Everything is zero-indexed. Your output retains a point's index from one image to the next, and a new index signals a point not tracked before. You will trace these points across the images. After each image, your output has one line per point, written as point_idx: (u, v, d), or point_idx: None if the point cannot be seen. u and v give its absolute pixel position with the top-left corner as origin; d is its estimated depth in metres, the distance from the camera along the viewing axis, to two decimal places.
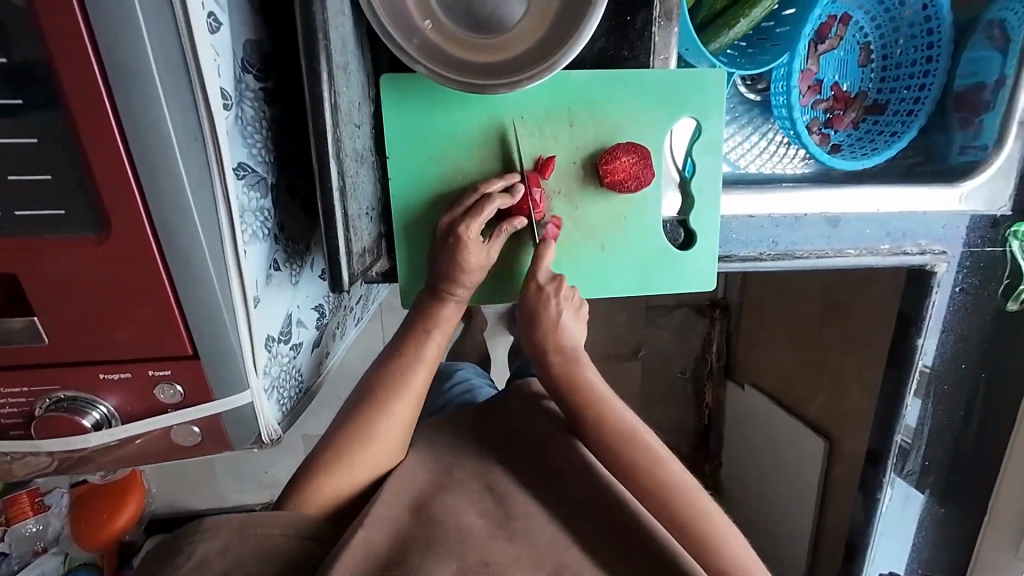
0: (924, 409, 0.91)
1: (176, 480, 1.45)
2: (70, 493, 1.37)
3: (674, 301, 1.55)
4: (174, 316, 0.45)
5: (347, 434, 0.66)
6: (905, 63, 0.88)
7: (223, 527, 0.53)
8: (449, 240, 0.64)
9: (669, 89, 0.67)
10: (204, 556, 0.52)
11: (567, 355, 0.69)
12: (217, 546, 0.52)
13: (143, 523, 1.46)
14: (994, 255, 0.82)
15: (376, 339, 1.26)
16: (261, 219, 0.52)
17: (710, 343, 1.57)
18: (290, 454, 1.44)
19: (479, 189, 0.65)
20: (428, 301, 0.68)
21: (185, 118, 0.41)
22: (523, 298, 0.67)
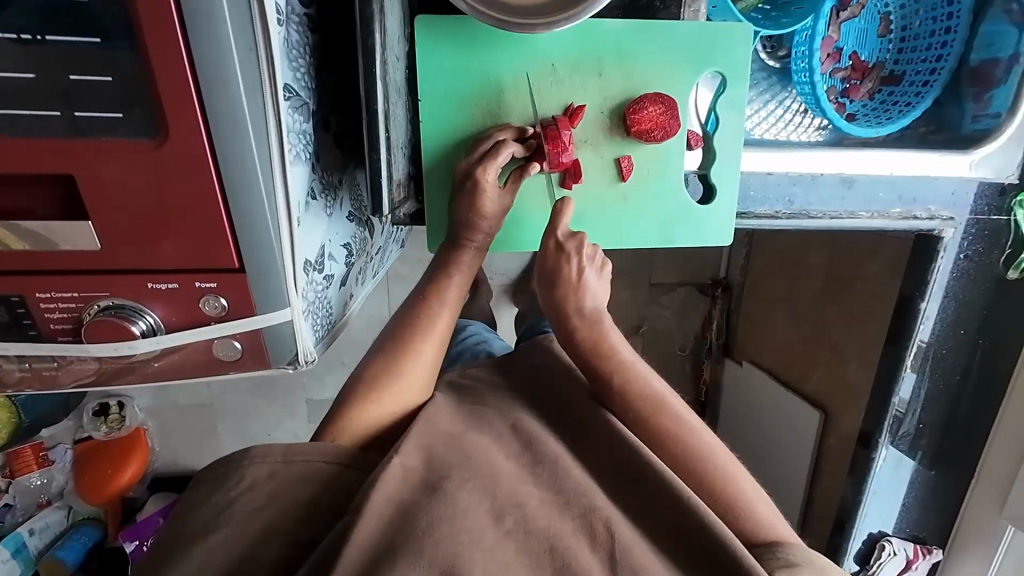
0: (919, 378, 0.95)
1: (179, 440, 1.47)
2: (73, 450, 1.38)
3: (677, 278, 1.58)
4: (223, 228, 0.47)
5: (378, 373, 0.67)
6: (922, 34, 0.89)
7: (269, 453, 0.55)
8: (466, 185, 0.65)
9: (699, 42, 0.68)
10: (253, 481, 0.54)
11: (587, 317, 0.70)
12: (265, 470, 0.55)
13: (148, 479, 1.49)
14: (998, 224, 0.85)
15: (383, 303, 1.28)
16: (303, 143, 0.53)
17: (711, 319, 1.60)
18: (294, 416, 1.46)
19: (495, 135, 0.66)
20: (451, 248, 0.70)
21: (243, 28, 0.41)
22: (543, 254, 0.69)
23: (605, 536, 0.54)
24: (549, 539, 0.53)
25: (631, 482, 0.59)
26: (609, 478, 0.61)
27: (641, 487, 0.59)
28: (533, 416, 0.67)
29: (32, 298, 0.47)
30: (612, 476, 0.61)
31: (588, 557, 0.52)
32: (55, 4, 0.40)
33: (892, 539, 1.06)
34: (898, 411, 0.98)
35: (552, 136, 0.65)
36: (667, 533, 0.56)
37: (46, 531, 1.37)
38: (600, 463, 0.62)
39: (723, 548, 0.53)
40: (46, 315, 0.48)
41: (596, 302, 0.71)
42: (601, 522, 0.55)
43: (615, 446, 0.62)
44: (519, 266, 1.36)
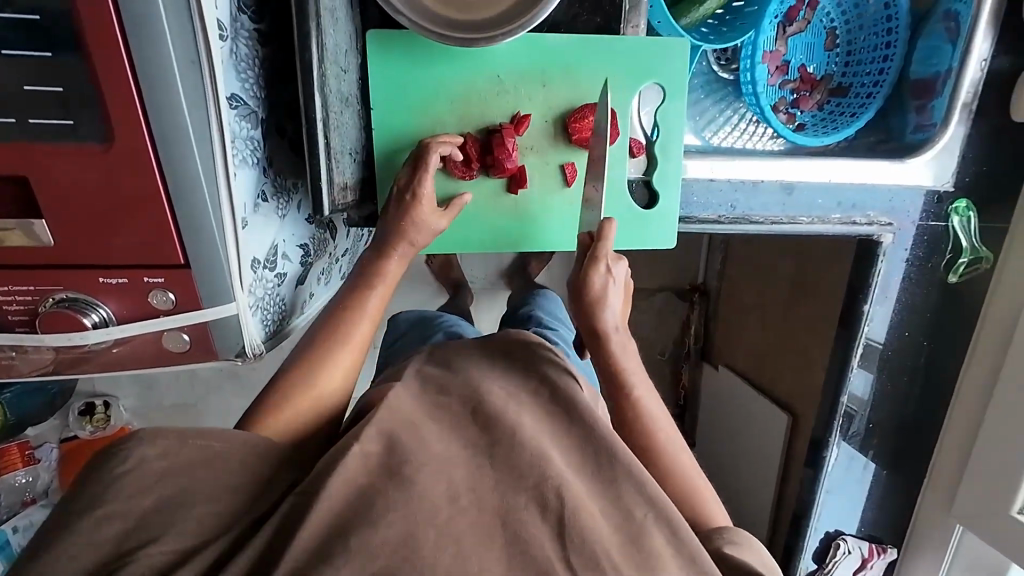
0: (871, 377, 0.98)
1: None
2: (59, 449, 1.41)
3: (656, 284, 1.62)
4: (168, 226, 0.50)
5: (292, 373, 0.66)
6: (867, 49, 0.93)
7: (163, 432, 0.49)
8: (405, 197, 0.68)
9: (639, 54, 0.72)
10: (146, 460, 0.48)
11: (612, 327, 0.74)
12: (157, 449, 0.49)
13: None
14: (937, 231, 0.88)
15: None
16: (251, 148, 0.56)
17: (689, 324, 1.65)
18: None
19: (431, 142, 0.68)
20: (373, 257, 0.71)
21: (184, 43, 0.45)
22: (593, 274, 0.70)
23: (556, 505, 0.49)
24: (499, 512, 0.49)
25: (604, 464, 0.54)
26: (579, 453, 0.55)
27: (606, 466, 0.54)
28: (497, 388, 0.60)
29: None
30: (580, 455, 0.55)
31: (535, 525, 0.49)
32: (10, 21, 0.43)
33: (848, 537, 1.09)
34: (850, 408, 1.01)
35: (498, 143, 0.69)
36: (640, 511, 0.52)
37: (28, 530, 1.37)
38: (570, 438, 0.57)
39: (688, 532, 0.52)
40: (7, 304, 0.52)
41: (616, 324, 0.72)
42: (552, 491, 0.50)
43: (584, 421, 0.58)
44: (496, 270, 1.40)
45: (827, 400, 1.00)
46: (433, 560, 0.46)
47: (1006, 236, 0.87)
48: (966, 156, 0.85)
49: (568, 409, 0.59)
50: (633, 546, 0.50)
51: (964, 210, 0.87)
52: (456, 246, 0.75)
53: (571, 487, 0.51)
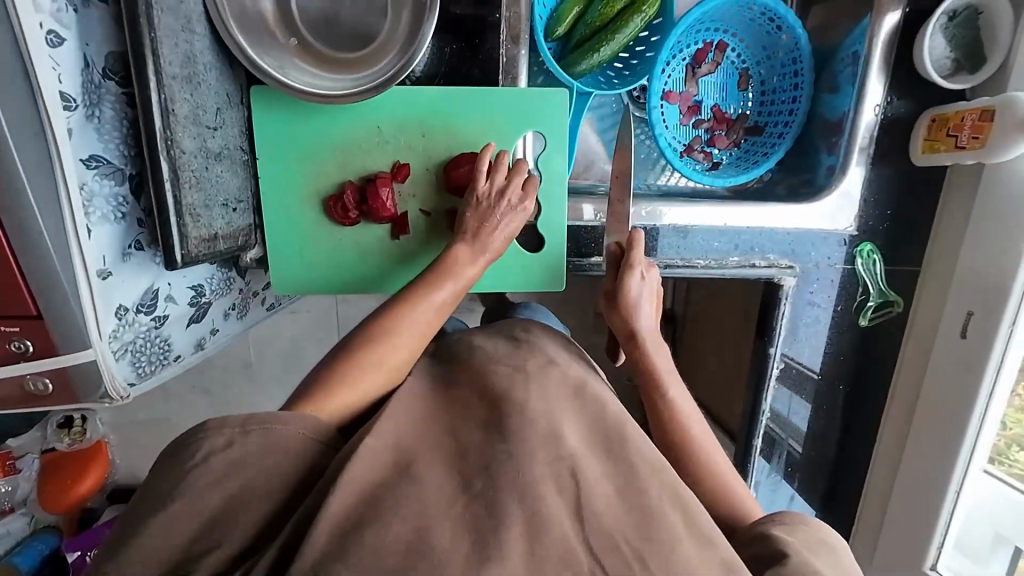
0: (790, 395, 0.93)
1: (141, 453, 1.50)
2: (42, 459, 1.41)
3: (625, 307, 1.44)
4: (19, 281, 0.54)
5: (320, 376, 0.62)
6: (779, 88, 0.93)
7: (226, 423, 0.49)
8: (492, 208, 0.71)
9: (516, 105, 0.74)
10: (207, 452, 0.47)
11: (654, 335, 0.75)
12: (219, 441, 0.48)
13: (108, 489, 1.51)
14: (845, 274, 0.86)
15: (331, 330, 1.36)
16: (116, 204, 0.59)
17: None
18: None
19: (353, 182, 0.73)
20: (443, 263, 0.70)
21: (25, 118, 0.50)
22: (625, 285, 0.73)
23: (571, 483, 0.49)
24: (520, 489, 0.48)
25: (616, 446, 0.55)
26: (592, 437, 0.56)
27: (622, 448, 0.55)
28: (500, 375, 0.63)
29: None
30: (594, 439, 0.56)
31: (554, 502, 0.48)
32: None
33: None
34: (772, 431, 0.97)
35: (373, 193, 0.72)
36: (654, 491, 0.51)
37: (7, 537, 1.40)
38: (587, 422, 0.58)
39: (702, 516, 0.50)
40: None
41: (649, 326, 0.75)
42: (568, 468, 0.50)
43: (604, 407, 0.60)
44: None
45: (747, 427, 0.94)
46: (448, 559, 0.43)
47: (917, 279, 0.87)
48: (868, 200, 0.84)
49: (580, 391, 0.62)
50: (639, 517, 0.48)
51: (868, 253, 0.85)
52: (341, 290, 0.77)
53: (585, 466, 0.51)
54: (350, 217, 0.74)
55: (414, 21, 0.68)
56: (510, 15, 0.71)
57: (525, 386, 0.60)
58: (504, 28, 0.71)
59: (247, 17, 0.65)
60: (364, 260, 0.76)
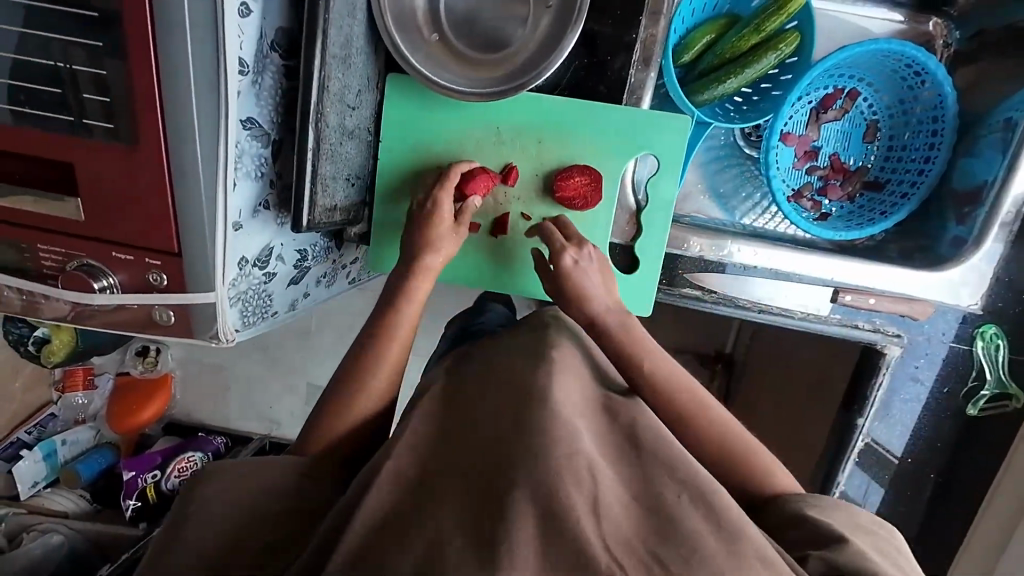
0: (873, 484, 0.85)
1: (200, 396, 1.50)
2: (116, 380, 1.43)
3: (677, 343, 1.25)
4: (169, 221, 0.59)
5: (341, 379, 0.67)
6: (911, 146, 0.87)
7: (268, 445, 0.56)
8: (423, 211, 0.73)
9: (638, 126, 0.74)
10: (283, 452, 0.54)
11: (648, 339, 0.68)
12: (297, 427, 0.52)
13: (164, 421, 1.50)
14: (960, 353, 0.79)
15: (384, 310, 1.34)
16: (257, 164, 0.65)
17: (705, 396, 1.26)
18: (297, 398, 1.45)
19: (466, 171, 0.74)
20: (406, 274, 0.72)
21: (204, 75, 0.54)
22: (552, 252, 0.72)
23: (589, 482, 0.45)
24: (539, 483, 0.45)
25: (630, 445, 0.52)
26: (603, 442, 0.52)
27: (639, 442, 0.52)
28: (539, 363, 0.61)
29: (34, 246, 0.62)
30: (610, 444, 0.52)
31: (574, 495, 0.44)
32: (77, 21, 0.53)
33: None
34: None
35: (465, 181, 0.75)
36: (671, 493, 0.47)
37: (76, 445, 1.40)
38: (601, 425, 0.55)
39: (731, 515, 0.46)
40: (43, 259, 0.63)
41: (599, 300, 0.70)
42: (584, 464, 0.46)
43: (614, 408, 0.58)
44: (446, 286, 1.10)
45: None
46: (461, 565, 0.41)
47: None
48: (1001, 279, 0.77)
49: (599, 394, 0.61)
50: (655, 522, 0.44)
51: (990, 337, 0.78)
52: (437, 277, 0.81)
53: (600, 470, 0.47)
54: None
55: (551, 32, 0.69)
56: (646, 38, 0.71)
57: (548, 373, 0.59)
58: (638, 50, 0.71)
59: (404, 16, 0.70)
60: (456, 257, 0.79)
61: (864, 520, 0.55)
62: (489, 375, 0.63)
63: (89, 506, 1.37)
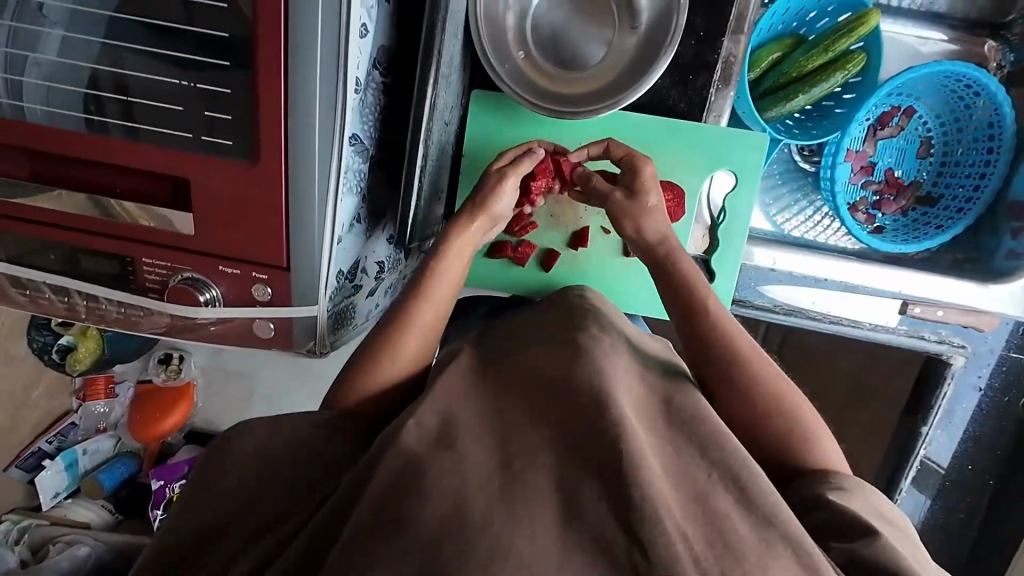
0: (926, 499, 0.92)
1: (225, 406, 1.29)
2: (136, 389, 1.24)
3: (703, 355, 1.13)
4: (281, 235, 0.60)
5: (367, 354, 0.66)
6: (964, 162, 0.90)
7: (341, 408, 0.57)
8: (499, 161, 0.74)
9: (716, 143, 0.76)
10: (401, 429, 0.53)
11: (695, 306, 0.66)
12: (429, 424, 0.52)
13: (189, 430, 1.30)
14: (1019, 363, 0.84)
15: None
16: (357, 179, 0.66)
17: None
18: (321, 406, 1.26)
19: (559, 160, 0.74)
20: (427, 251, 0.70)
21: (327, 93, 0.55)
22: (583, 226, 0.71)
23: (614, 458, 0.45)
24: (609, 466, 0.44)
25: (671, 424, 0.51)
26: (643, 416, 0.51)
27: (681, 420, 0.52)
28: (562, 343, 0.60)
29: (141, 260, 0.63)
30: (649, 417, 0.52)
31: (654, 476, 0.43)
32: (208, 41, 0.56)
33: None
34: None
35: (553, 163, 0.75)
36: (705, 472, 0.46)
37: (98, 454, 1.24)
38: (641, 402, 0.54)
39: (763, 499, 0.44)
40: (148, 273, 0.64)
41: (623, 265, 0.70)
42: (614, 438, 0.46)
43: (653, 384, 0.57)
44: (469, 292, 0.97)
45: None
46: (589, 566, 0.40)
47: None
48: None
49: (650, 367, 0.60)
50: (701, 511, 0.43)
51: None
52: (510, 289, 0.81)
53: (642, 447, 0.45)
54: (528, 244, 0.79)
55: (640, 54, 0.71)
56: (726, 58, 0.73)
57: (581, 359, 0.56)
58: (719, 70, 0.73)
59: (497, 34, 0.71)
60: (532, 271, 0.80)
61: (885, 510, 0.54)
62: (517, 357, 0.61)
63: (111, 516, 1.20)
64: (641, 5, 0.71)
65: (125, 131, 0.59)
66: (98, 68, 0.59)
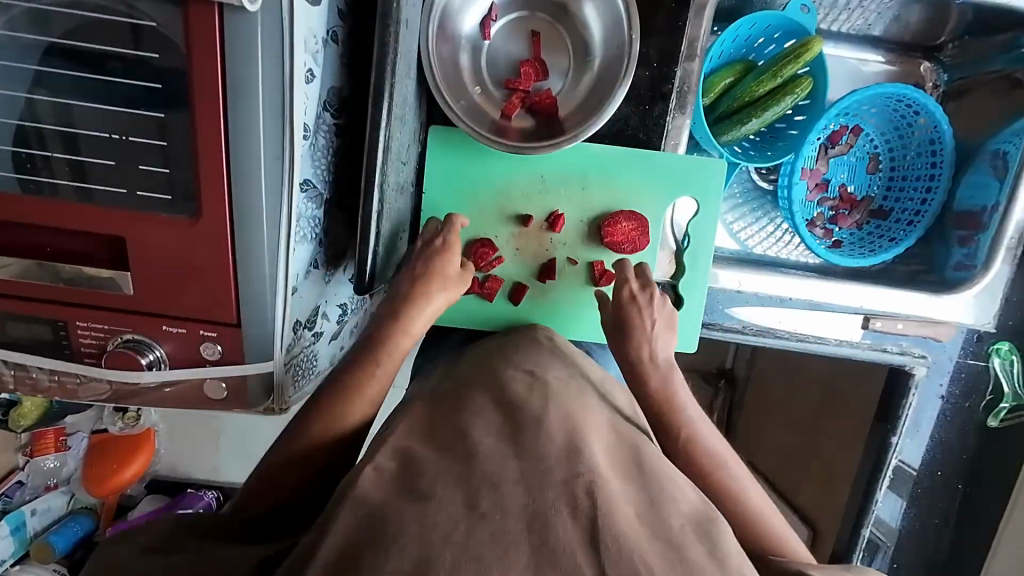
0: (901, 507, 0.93)
1: (187, 451, 1.18)
2: (91, 440, 1.14)
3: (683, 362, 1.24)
4: (230, 290, 0.57)
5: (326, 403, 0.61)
6: (910, 176, 0.94)
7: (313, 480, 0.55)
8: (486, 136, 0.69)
9: (673, 172, 0.77)
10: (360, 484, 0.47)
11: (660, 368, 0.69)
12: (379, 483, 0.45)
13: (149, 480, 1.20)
14: (977, 369, 0.87)
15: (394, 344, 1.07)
16: (312, 225, 0.63)
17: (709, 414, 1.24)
18: None
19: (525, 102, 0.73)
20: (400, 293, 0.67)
21: (273, 143, 0.52)
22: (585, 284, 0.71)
23: (588, 510, 0.43)
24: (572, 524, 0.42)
25: (635, 466, 0.51)
26: (613, 457, 0.52)
27: (646, 468, 0.51)
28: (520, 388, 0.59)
29: (74, 324, 0.59)
30: (618, 459, 0.52)
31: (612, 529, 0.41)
32: (135, 90, 0.53)
33: None
34: (875, 538, 0.96)
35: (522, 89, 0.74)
36: (676, 521, 0.46)
37: (48, 514, 1.12)
38: (609, 443, 0.54)
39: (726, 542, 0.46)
40: (82, 337, 0.59)
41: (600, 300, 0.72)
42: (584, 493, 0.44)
43: (617, 433, 0.57)
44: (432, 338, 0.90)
45: (850, 524, 0.96)
46: None
47: None
48: (1010, 298, 0.85)
49: (609, 410, 0.61)
50: (676, 559, 0.43)
51: (1005, 353, 0.86)
52: (476, 324, 0.79)
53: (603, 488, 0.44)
54: (494, 278, 0.77)
55: (596, 86, 0.73)
56: (680, 86, 0.74)
57: (544, 400, 0.56)
58: (674, 98, 0.74)
59: (452, 72, 0.71)
60: (498, 308, 0.78)
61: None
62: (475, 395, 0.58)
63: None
64: (595, 40, 0.73)
65: (46, 188, 0.55)
66: (28, 123, 0.54)
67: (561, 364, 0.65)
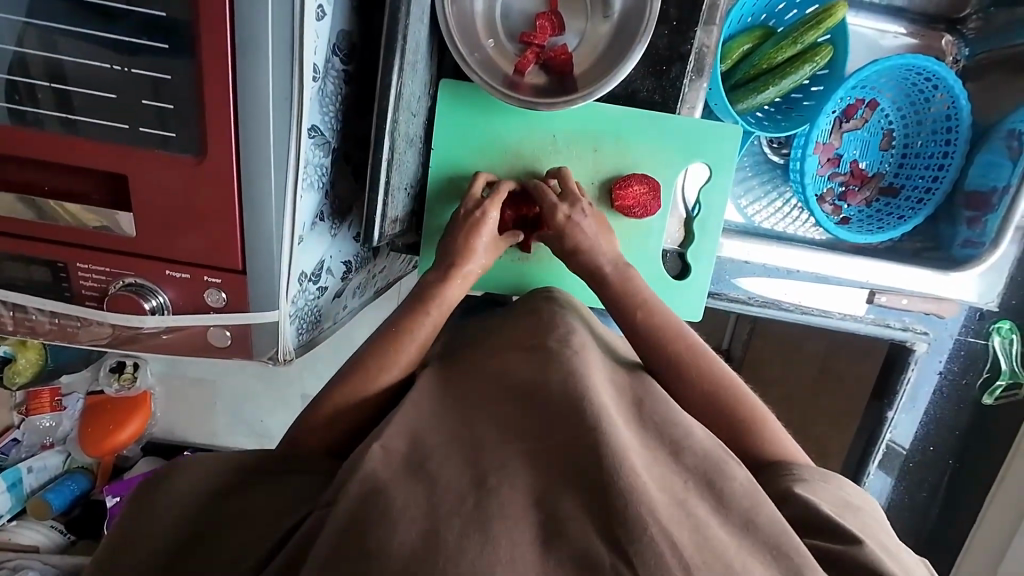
0: (889, 482, 0.95)
1: (181, 414, 1.17)
2: (86, 401, 1.13)
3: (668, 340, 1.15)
4: (236, 236, 0.56)
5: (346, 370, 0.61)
6: (923, 153, 0.92)
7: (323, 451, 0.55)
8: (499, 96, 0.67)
9: (687, 136, 0.75)
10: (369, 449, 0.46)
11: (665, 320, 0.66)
12: None
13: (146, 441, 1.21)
14: (976, 347, 0.88)
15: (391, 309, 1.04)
16: (319, 174, 0.61)
17: None
18: (288, 413, 1.16)
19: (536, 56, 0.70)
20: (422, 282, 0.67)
21: (281, 82, 0.50)
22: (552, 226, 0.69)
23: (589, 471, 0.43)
24: None
25: (639, 422, 0.52)
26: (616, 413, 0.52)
27: (651, 426, 0.52)
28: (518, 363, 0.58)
29: (74, 265, 0.57)
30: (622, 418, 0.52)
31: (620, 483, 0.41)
32: (135, 19, 0.50)
33: None
34: None
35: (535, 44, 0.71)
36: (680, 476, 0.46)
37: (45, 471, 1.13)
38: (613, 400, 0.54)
39: (734, 492, 0.46)
40: (82, 279, 0.58)
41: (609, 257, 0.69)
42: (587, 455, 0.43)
43: (623, 392, 0.56)
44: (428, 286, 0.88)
45: None
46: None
47: None
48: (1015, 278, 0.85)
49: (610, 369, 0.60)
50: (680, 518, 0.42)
51: (1005, 332, 0.86)
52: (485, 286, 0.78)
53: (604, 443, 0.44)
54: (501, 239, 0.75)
55: (613, 41, 0.70)
56: (699, 49, 0.71)
57: (549, 370, 0.55)
58: (692, 60, 0.71)
59: (465, 22, 0.68)
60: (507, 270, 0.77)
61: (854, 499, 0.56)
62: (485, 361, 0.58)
63: (63, 539, 1.11)
64: None
65: (43, 122, 0.53)
66: (28, 51, 0.51)
67: (561, 325, 0.63)
